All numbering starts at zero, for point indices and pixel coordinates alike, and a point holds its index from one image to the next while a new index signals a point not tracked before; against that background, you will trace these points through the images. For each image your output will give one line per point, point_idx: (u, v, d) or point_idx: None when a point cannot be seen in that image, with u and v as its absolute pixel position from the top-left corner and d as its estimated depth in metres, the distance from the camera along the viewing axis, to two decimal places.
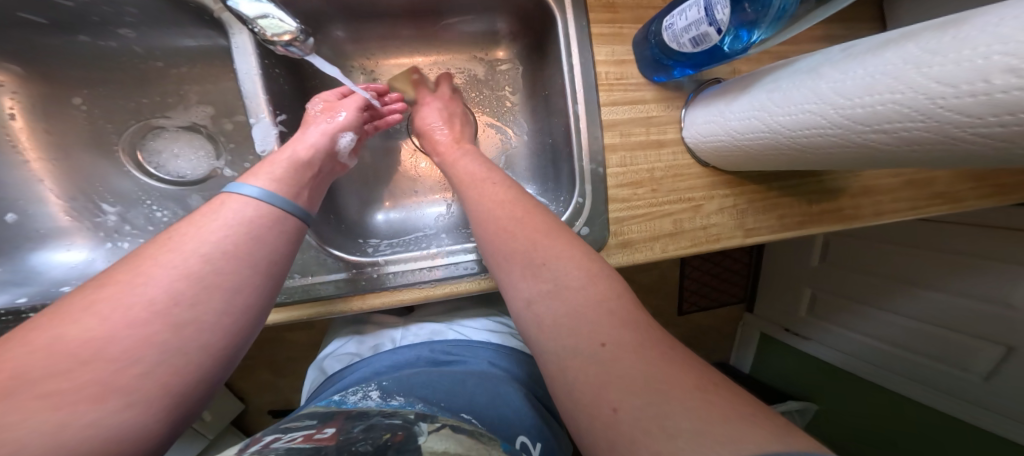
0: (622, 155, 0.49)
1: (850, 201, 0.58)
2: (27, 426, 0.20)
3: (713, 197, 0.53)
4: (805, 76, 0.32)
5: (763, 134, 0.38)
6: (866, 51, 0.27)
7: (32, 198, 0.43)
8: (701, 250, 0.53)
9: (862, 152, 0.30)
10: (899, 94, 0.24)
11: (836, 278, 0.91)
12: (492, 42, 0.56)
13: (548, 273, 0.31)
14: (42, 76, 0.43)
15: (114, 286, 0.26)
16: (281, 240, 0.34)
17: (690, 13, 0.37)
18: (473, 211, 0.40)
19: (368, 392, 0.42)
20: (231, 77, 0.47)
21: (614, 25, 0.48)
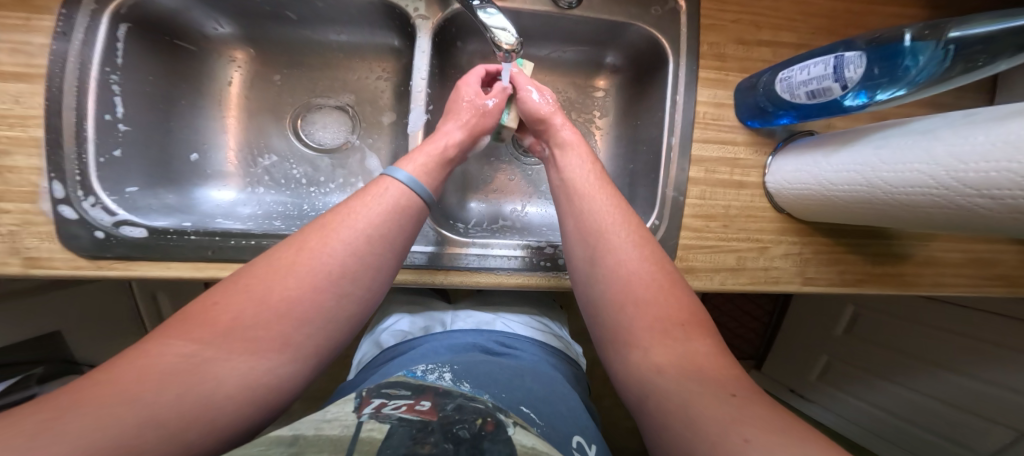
0: (702, 189, 0.53)
1: (914, 269, 0.60)
2: (228, 367, 0.27)
3: (780, 243, 0.56)
4: (919, 136, 0.35)
5: (860, 187, 0.41)
6: (986, 120, 0.30)
7: (214, 145, 0.52)
8: (756, 289, 0.56)
9: (967, 214, 0.32)
10: (1015, 163, 0.26)
11: (858, 352, 0.90)
12: (595, 71, 0.61)
13: (659, 333, 0.33)
14: (263, 58, 0.54)
15: (301, 253, 0.33)
16: (412, 223, 0.38)
17: (814, 69, 0.40)
18: (596, 263, 0.39)
19: (441, 375, 0.41)
20: (383, 71, 0.55)
21: (720, 71, 0.52)
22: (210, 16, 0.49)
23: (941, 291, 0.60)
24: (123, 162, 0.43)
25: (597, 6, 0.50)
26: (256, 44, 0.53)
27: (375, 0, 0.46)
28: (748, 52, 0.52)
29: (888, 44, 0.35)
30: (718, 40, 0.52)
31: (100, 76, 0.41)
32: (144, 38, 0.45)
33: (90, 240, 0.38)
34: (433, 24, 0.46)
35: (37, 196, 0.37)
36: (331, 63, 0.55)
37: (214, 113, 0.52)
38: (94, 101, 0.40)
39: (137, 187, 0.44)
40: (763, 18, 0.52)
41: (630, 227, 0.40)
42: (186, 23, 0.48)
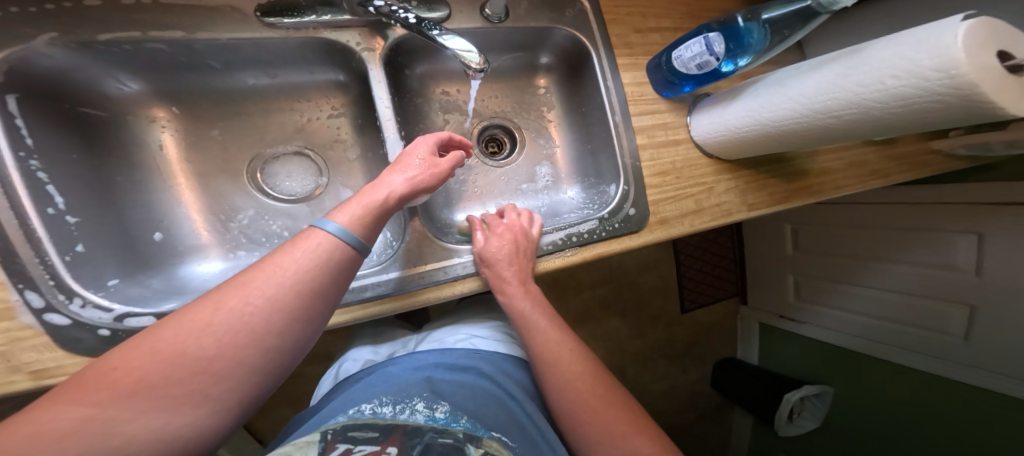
0: (651, 152, 0.62)
1: (816, 179, 0.74)
2: (138, 424, 0.27)
3: (721, 181, 0.66)
4: (776, 87, 0.48)
5: (755, 127, 0.53)
6: (812, 67, 0.44)
7: (174, 219, 0.48)
8: (719, 223, 0.66)
9: (823, 130, 0.46)
10: (841, 92, 0.40)
11: (802, 263, 1.15)
12: (533, 72, 0.68)
13: (614, 437, 0.43)
14: (189, 115, 0.51)
15: (225, 303, 0.31)
16: (343, 271, 0.37)
17: (694, 48, 0.52)
18: (554, 385, 0.47)
19: (412, 405, 0.43)
20: (338, 106, 0.56)
21: (631, 57, 0.62)
22: (112, 74, 0.44)
23: (841, 191, 0.76)
24: (91, 256, 0.38)
25: (521, 16, 0.57)
26: (167, 96, 0.49)
27: (309, 38, 0.46)
28: (646, 37, 0.63)
29: (732, 26, 0.52)
30: (621, 31, 0.62)
31: (19, 164, 0.35)
32: (43, 111, 0.40)
33: (96, 339, 0.35)
34: (379, 55, 0.48)
35: (13, 310, 0.33)
36: (276, 109, 0.54)
37: (161, 185, 0.49)
38: (31, 197, 0.35)
39: (118, 279, 0.40)
40: (648, 10, 0.64)
41: (572, 346, 0.49)
42: (83, 83, 0.42)
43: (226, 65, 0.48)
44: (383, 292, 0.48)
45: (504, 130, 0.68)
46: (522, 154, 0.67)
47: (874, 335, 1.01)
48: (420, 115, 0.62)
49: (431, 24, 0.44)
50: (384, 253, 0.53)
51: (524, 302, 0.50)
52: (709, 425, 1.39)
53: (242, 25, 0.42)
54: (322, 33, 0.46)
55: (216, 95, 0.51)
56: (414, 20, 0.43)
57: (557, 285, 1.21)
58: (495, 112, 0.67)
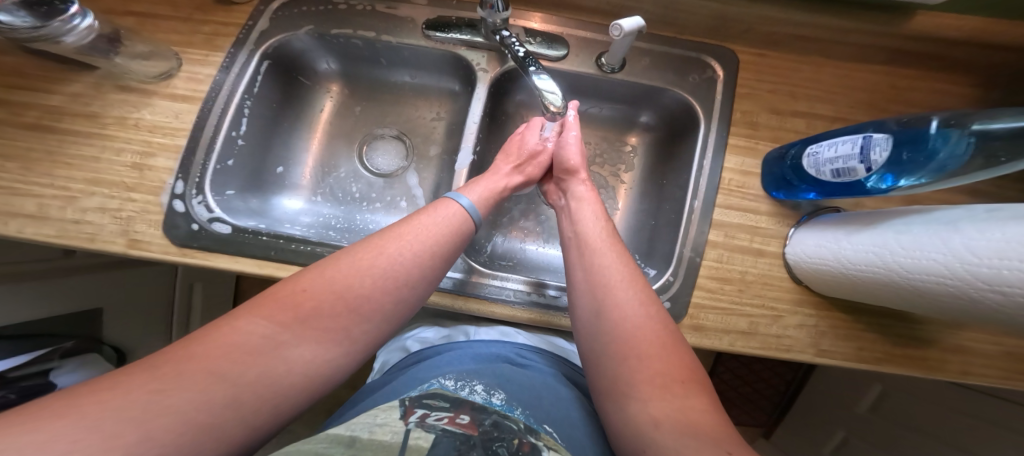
0: (721, 252, 0.54)
1: (940, 354, 0.58)
2: (301, 351, 0.33)
3: (796, 313, 0.56)
4: (937, 227, 0.34)
5: (877, 268, 0.40)
6: (1005, 218, 0.30)
7: (296, 161, 0.58)
8: (767, 355, 0.55)
9: (984, 306, 0.32)
10: (1022, 262, 0.27)
11: (878, 431, 0.88)
12: (628, 128, 0.64)
13: (658, 387, 0.34)
14: (349, 90, 0.60)
15: (374, 255, 0.39)
16: (459, 246, 0.44)
17: (842, 147, 0.40)
18: (604, 322, 0.40)
19: (472, 386, 0.44)
20: (446, 111, 0.59)
21: (751, 139, 0.53)
22: (323, 56, 0.55)
23: (970, 379, 0.58)
24: (231, 170, 0.49)
25: (637, 72, 0.53)
26: (344, 80, 0.59)
27: (447, 52, 0.50)
28: (784, 121, 0.53)
29: (914, 130, 0.35)
30: (752, 109, 0.54)
31: (239, 102, 0.49)
32: (277, 70, 0.53)
33: (186, 230, 0.43)
34: (490, 77, 0.50)
35: (160, 190, 0.43)
36: (404, 101, 0.60)
37: (304, 134, 0.59)
38: (228, 120, 0.48)
39: (235, 191, 0.50)
40: (800, 91, 0.54)
41: (636, 285, 0.42)
42: (305, 61, 0.55)
43: (391, 64, 0.56)
44: None
45: None
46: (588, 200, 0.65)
47: None
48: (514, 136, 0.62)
49: (529, 59, 0.44)
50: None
51: (583, 187, 0.52)
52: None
53: (411, 33, 0.49)
54: (456, 49, 0.49)
55: (373, 81, 0.59)
56: (522, 53, 0.44)
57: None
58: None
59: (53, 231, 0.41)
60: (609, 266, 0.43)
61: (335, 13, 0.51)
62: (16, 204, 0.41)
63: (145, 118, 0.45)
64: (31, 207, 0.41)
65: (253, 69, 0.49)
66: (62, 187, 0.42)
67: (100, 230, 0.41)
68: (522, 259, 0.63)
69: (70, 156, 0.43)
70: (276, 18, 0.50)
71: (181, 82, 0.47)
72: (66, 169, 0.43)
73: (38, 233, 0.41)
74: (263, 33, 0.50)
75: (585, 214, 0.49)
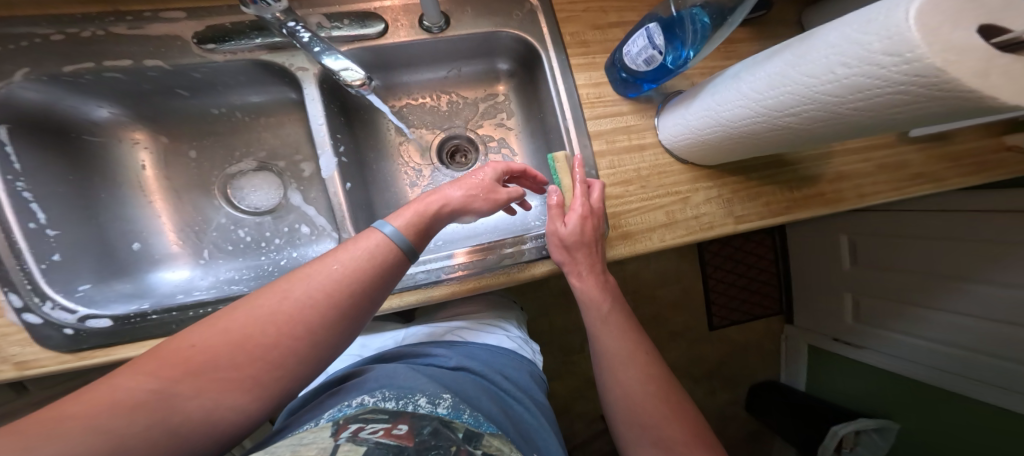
0: (610, 159, 0.57)
1: (830, 186, 0.66)
2: (198, 402, 0.31)
3: (698, 190, 0.60)
4: (729, 81, 0.43)
5: (712, 130, 0.47)
6: (764, 59, 0.39)
7: (153, 230, 0.51)
8: (697, 238, 0.60)
9: (782, 130, 0.40)
10: (789, 86, 0.35)
11: (874, 280, 1.01)
12: (492, 79, 0.65)
13: (655, 431, 0.47)
14: (168, 135, 0.53)
15: (281, 298, 0.35)
16: (392, 276, 0.40)
17: (638, 42, 0.46)
18: (616, 384, 0.51)
19: (416, 400, 0.40)
20: (298, 123, 0.57)
21: (587, 56, 0.57)
22: (90, 100, 0.46)
23: (868, 199, 0.67)
24: (64, 265, 0.43)
25: (466, 23, 0.54)
26: (145, 119, 0.51)
27: (247, 61, 0.46)
28: (606, 33, 0.57)
29: (670, 17, 0.48)
30: (578, 30, 0.57)
31: (5, 185, 0.40)
32: (31, 135, 0.43)
33: (63, 337, 0.40)
34: (315, 73, 0.48)
35: (0, 309, 0.39)
36: (245, 126, 0.56)
37: (139, 201, 0.51)
38: (12, 211, 0.40)
39: (90, 284, 0.44)
40: (608, 4, 0.58)
41: (637, 354, 0.52)
42: (69, 112, 0.46)
43: (195, 93, 0.51)
44: None
45: (462, 139, 0.65)
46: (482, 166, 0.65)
47: (948, 365, 0.89)
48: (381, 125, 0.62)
49: (311, 39, 0.43)
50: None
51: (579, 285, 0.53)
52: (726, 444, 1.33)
53: (183, 52, 0.44)
54: (260, 56, 0.46)
55: (188, 117, 0.53)
56: (306, 38, 0.43)
57: (561, 297, 1.23)
58: (432, 106, 0.64)
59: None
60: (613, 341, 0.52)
61: (53, 46, 0.41)
62: None
63: None
64: None
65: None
66: None
67: None
68: (445, 236, 0.62)
69: None
70: None
71: None
72: None
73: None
74: None
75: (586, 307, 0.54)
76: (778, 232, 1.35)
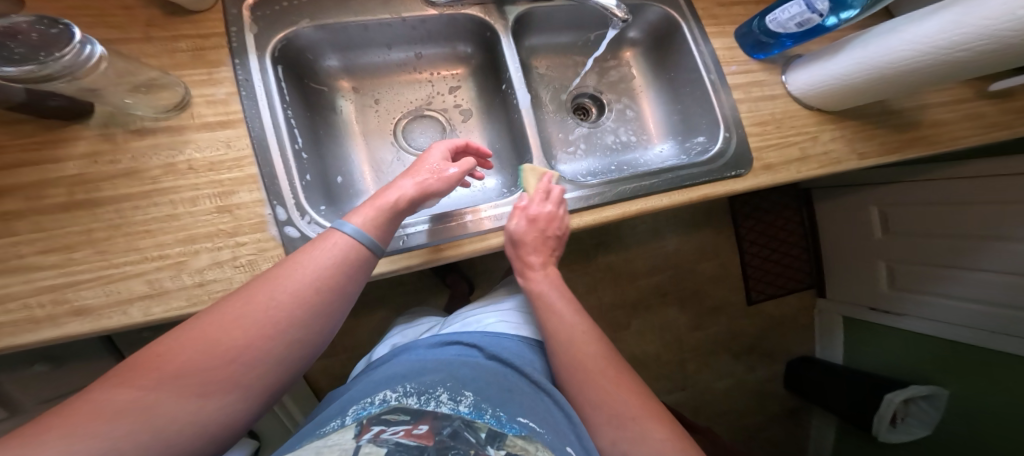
0: (749, 105, 0.62)
1: (931, 129, 0.68)
2: (181, 408, 0.26)
3: (825, 131, 0.64)
4: (881, 35, 0.50)
5: (854, 80, 0.55)
6: (925, 14, 0.47)
7: (348, 167, 0.58)
8: (829, 171, 0.63)
9: (936, 69, 0.47)
10: (962, 31, 0.43)
11: (902, 246, 1.01)
12: (619, 47, 0.74)
13: (617, 422, 0.40)
14: (360, 87, 0.62)
15: (254, 299, 0.32)
16: (361, 272, 0.37)
17: (792, 9, 0.53)
18: (558, 369, 0.46)
19: (436, 396, 0.35)
20: (463, 77, 0.65)
21: (719, 26, 0.64)
22: (326, 52, 0.55)
23: (960, 143, 0.68)
24: (311, 185, 0.49)
25: None
26: (350, 72, 0.60)
27: (458, 15, 0.55)
28: (733, 8, 0.65)
29: None
30: (707, 6, 0.65)
31: (280, 113, 0.47)
32: (291, 74, 0.52)
33: None
34: (506, 27, 0.56)
35: (265, 224, 0.42)
36: (420, 80, 0.64)
37: (342, 141, 0.59)
38: (285, 136, 0.47)
39: (324, 205, 0.50)
40: None
41: (592, 339, 0.48)
42: (308, 60, 0.54)
43: (393, 49, 0.59)
44: (498, 226, 0.50)
45: (593, 99, 0.75)
46: (609, 116, 0.73)
47: (982, 323, 0.87)
48: (534, 81, 0.71)
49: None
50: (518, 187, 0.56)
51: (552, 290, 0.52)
52: (782, 425, 1.31)
53: (416, 6, 0.53)
54: (469, 10, 0.55)
55: (375, 71, 0.61)
56: None
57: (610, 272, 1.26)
58: (561, 67, 0.72)
59: (185, 301, 0.39)
60: (555, 310, 0.50)
61: (323, 3, 0.50)
62: (123, 290, 0.38)
63: (192, 156, 0.42)
64: (143, 287, 0.39)
65: (272, 74, 0.48)
66: (160, 255, 0.40)
67: (232, 281, 0.40)
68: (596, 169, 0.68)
69: (143, 224, 0.40)
70: (259, 18, 0.48)
71: (201, 107, 0.44)
72: (151, 237, 0.40)
73: (167, 309, 0.38)
74: (254, 36, 0.48)
75: (545, 286, 0.53)
76: (805, 208, 1.33)
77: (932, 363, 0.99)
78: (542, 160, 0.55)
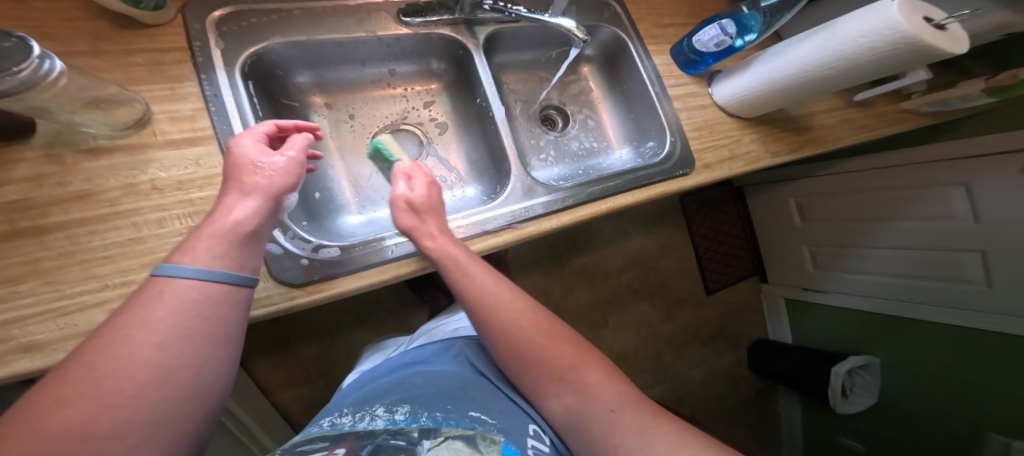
0: (686, 114, 0.73)
1: (821, 132, 0.84)
2: None
3: (745, 134, 0.76)
4: (774, 56, 0.63)
5: (760, 92, 0.67)
6: (802, 38, 0.60)
7: (325, 183, 0.58)
8: (751, 168, 0.74)
9: (817, 82, 0.60)
10: (830, 52, 0.55)
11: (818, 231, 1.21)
12: (576, 64, 0.82)
13: (561, 382, 0.44)
14: (332, 103, 0.62)
15: (89, 371, 0.26)
16: (233, 309, 0.33)
17: (711, 32, 0.64)
18: (494, 340, 0.47)
19: (373, 412, 0.43)
20: (436, 92, 0.67)
21: (657, 45, 0.75)
22: (298, 68, 0.56)
23: (844, 142, 0.84)
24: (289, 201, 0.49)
25: (572, 16, 0.70)
26: (323, 88, 0.60)
27: (433, 33, 0.58)
28: (667, 30, 0.76)
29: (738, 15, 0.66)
30: (645, 26, 0.75)
31: (256, 130, 0.46)
32: (263, 92, 0.53)
33: (299, 267, 0.43)
34: (477, 45, 0.60)
35: None
36: (393, 95, 0.66)
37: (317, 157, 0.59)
38: None
39: (305, 220, 0.50)
40: (663, 11, 0.77)
41: (514, 306, 0.47)
42: (280, 76, 0.55)
43: (366, 65, 0.60)
44: (501, 225, 0.53)
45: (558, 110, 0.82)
46: (572, 127, 0.80)
47: (901, 294, 1.06)
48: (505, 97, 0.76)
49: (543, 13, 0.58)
50: (498, 194, 0.60)
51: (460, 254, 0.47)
52: (741, 401, 1.44)
53: (389, 23, 0.55)
54: (442, 30, 0.58)
55: (349, 86, 0.62)
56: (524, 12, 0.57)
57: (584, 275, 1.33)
58: (526, 83, 0.79)
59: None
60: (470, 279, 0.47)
61: (294, 18, 0.50)
62: (79, 322, 0.34)
63: (158, 176, 0.40)
64: (105, 317, 0.35)
65: (244, 90, 0.47)
66: (123, 282, 0.36)
67: None
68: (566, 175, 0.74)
69: (101, 249, 0.36)
70: (224, 33, 0.47)
71: (165, 124, 0.42)
72: (113, 262, 0.36)
73: None
74: (222, 52, 0.46)
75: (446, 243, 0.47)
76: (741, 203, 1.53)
77: (866, 331, 1.17)
78: (520, 167, 0.58)
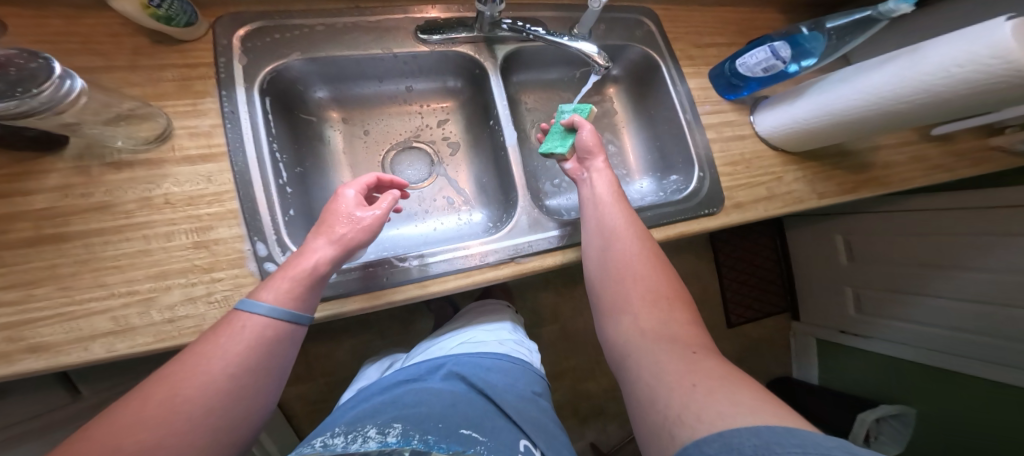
0: (721, 145, 0.66)
1: (881, 171, 0.73)
2: None
3: (788, 171, 0.68)
4: (837, 83, 0.55)
5: (816, 122, 0.58)
6: (874, 64, 0.51)
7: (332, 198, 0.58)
8: (793, 210, 0.66)
9: (887, 116, 0.51)
10: (904, 83, 0.47)
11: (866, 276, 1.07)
12: (602, 85, 0.78)
13: (647, 303, 0.41)
14: (349, 117, 0.63)
15: (163, 393, 0.30)
16: (286, 347, 0.37)
17: (759, 55, 0.58)
18: (595, 258, 0.47)
19: (364, 433, 0.40)
20: (452, 110, 0.66)
21: (694, 68, 0.69)
22: (317, 84, 0.57)
23: (911, 183, 0.73)
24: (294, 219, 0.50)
25: (600, 37, 0.66)
26: (340, 103, 0.61)
27: (449, 51, 0.57)
28: (707, 51, 0.70)
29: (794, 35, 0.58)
30: (683, 47, 0.70)
31: (265, 147, 0.47)
32: (279, 106, 0.53)
33: None
34: (494, 65, 0.58)
35: (243, 259, 0.41)
36: (409, 112, 0.65)
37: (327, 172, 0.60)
38: (269, 171, 0.46)
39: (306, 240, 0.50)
40: (705, 30, 0.71)
41: (640, 240, 0.46)
42: (299, 91, 0.56)
43: (383, 82, 0.60)
44: (503, 258, 0.51)
45: None
46: None
47: (951, 348, 0.92)
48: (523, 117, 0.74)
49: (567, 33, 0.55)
50: (503, 223, 0.57)
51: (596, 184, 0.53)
52: None
53: (406, 40, 0.54)
54: (461, 48, 0.57)
55: (365, 101, 0.62)
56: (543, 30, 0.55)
57: None
58: (539, 100, 0.74)
59: (150, 339, 0.37)
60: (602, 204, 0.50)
61: (313, 34, 0.51)
62: (84, 327, 0.36)
63: (171, 190, 0.41)
64: (106, 324, 0.37)
65: (260, 105, 0.48)
66: (128, 291, 0.38)
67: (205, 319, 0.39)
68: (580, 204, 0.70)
69: (112, 258, 0.38)
70: (248, 49, 0.48)
71: (185, 139, 0.43)
72: (121, 271, 0.38)
73: (131, 345, 0.37)
74: (244, 68, 0.48)
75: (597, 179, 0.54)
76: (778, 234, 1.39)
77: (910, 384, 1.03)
78: (527, 198, 0.56)
